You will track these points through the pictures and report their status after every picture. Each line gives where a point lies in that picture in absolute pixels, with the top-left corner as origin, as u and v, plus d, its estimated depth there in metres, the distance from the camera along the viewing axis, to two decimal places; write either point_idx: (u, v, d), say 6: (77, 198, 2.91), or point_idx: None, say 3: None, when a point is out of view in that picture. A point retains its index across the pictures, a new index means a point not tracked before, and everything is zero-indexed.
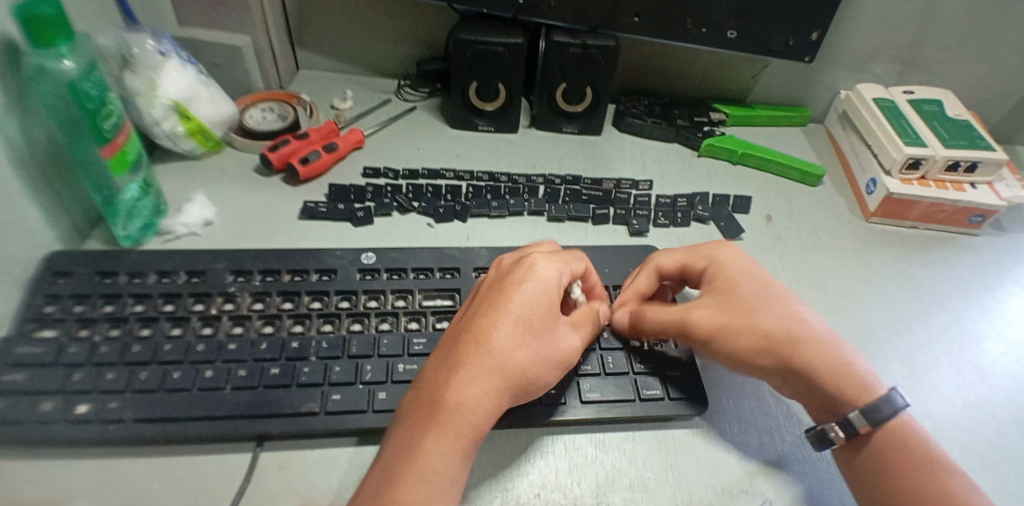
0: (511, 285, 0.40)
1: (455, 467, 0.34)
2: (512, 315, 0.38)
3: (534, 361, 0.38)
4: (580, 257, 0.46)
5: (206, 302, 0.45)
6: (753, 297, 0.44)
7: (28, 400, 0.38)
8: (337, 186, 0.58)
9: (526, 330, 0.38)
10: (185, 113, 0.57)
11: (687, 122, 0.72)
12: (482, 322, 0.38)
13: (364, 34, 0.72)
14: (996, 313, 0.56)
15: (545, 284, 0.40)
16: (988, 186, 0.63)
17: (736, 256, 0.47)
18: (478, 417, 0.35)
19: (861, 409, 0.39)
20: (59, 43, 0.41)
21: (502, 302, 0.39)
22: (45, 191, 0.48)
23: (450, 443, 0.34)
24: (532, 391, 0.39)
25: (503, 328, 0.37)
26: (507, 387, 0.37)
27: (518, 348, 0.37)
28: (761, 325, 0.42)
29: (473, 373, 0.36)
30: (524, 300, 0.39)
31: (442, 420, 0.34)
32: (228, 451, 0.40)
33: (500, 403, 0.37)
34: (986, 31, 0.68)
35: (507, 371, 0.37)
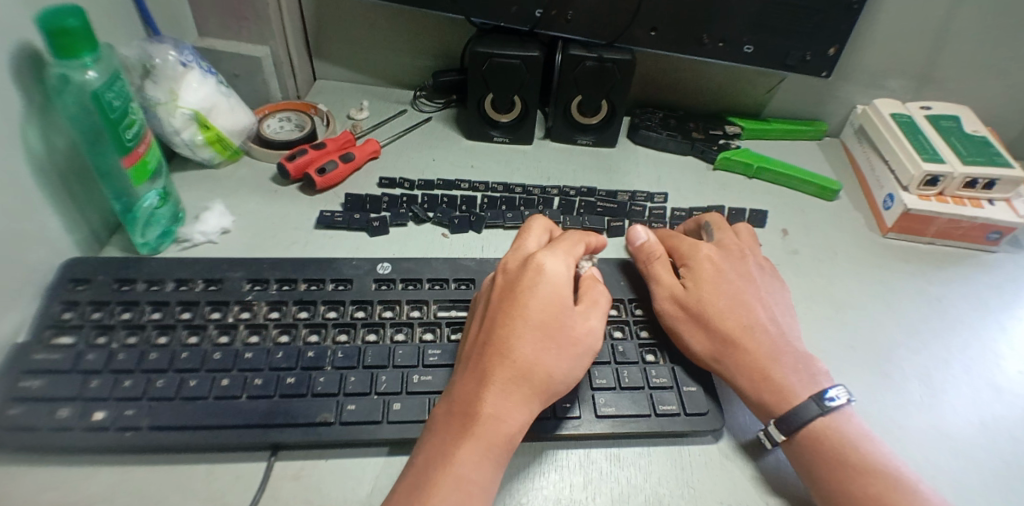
0: (524, 289, 0.39)
1: (492, 474, 0.35)
2: (531, 321, 0.38)
3: (560, 362, 0.38)
4: (580, 243, 0.44)
5: (223, 310, 0.45)
6: (715, 298, 0.46)
7: (46, 407, 0.39)
8: (352, 196, 0.59)
9: (548, 335, 0.38)
10: (205, 122, 0.58)
11: (701, 135, 0.72)
12: (503, 331, 0.38)
13: (381, 46, 0.73)
14: (1016, 331, 0.55)
15: (556, 283, 0.40)
16: (1007, 203, 0.62)
17: (708, 255, 0.49)
18: (510, 425, 0.36)
19: (779, 416, 0.41)
20: (83, 54, 0.42)
21: (519, 307, 0.39)
22: (66, 198, 0.49)
23: (484, 451, 0.35)
24: (562, 390, 0.39)
25: (524, 335, 0.38)
26: (536, 393, 0.37)
27: (539, 355, 0.37)
28: (715, 327, 0.44)
29: (499, 382, 0.36)
30: (539, 306, 0.38)
31: (474, 430, 0.35)
32: (242, 461, 0.40)
33: (531, 407, 0.37)
34: (1004, 47, 0.68)
35: (533, 378, 0.37)
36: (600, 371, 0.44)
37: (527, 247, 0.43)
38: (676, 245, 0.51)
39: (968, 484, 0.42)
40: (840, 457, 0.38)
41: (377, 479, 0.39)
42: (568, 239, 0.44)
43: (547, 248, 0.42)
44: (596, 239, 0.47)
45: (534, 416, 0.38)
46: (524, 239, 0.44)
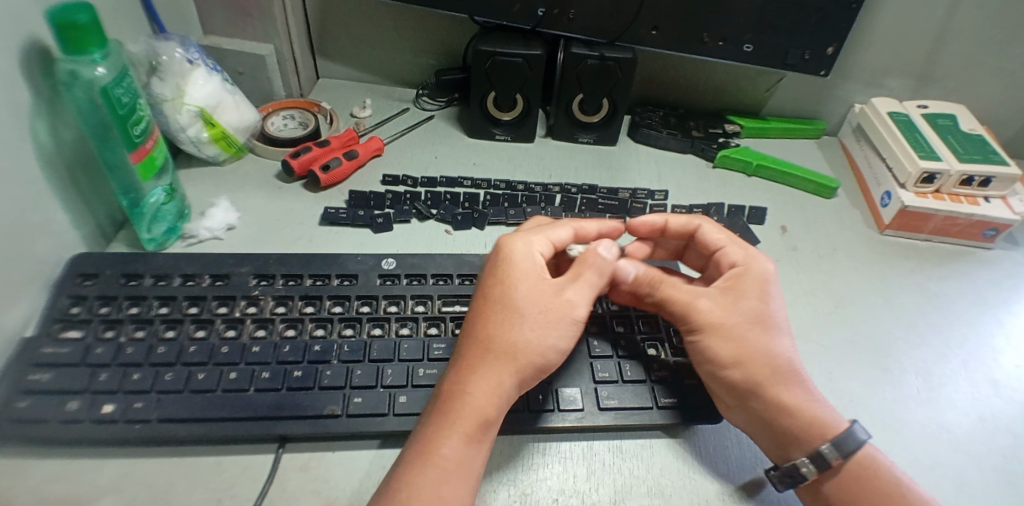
0: (489, 273, 0.42)
1: (467, 450, 0.35)
2: (492, 299, 0.40)
3: (528, 333, 0.38)
4: (568, 227, 0.47)
5: (229, 305, 0.46)
6: (768, 316, 0.43)
7: (57, 399, 0.39)
8: (356, 192, 0.59)
9: (508, 309, 0.39)
10: (210, 119, 0.58)
11: (701, 133, 0.73)
12: (472, 313, 0.40)
13: (384, 44, 0.74)
14: (1012, 326, 0.56)
15: (515, 260, 0.42)
16: (1003, 200, 0.63)
17: (770, 273, 0.45)
18: (479, 399, 0.36)
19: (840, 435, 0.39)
20: (93, 50, 0.42)
21: (485, 289, 0.41)
22: (73, 194, 0.49)
23: (455, 426, 0.35)
24: (539, 362, 0.39)
25: (487, 313, 0.40)
26: (506, 367, 0.38)
27: (500, 327, 0.39)
28: (756, 341, 0.42)
29: (467, 359, 0.38)
30: (498, 284, 0.41)
31: (446, 406, 0.36)
32: (249, 452, 0.40)
33: (505, 381, 0.37)
34: (1000, 46, 0.69)
35: (499, 352, 0.38)
36: (603, 364, 0.45)
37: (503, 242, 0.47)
38: (732, 245, 0.47)
39: (964, 476, 0.43)
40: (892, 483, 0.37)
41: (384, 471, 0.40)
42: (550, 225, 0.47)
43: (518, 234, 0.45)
44: (597, 226, 0.49)
45: (513, 391, 0.38)
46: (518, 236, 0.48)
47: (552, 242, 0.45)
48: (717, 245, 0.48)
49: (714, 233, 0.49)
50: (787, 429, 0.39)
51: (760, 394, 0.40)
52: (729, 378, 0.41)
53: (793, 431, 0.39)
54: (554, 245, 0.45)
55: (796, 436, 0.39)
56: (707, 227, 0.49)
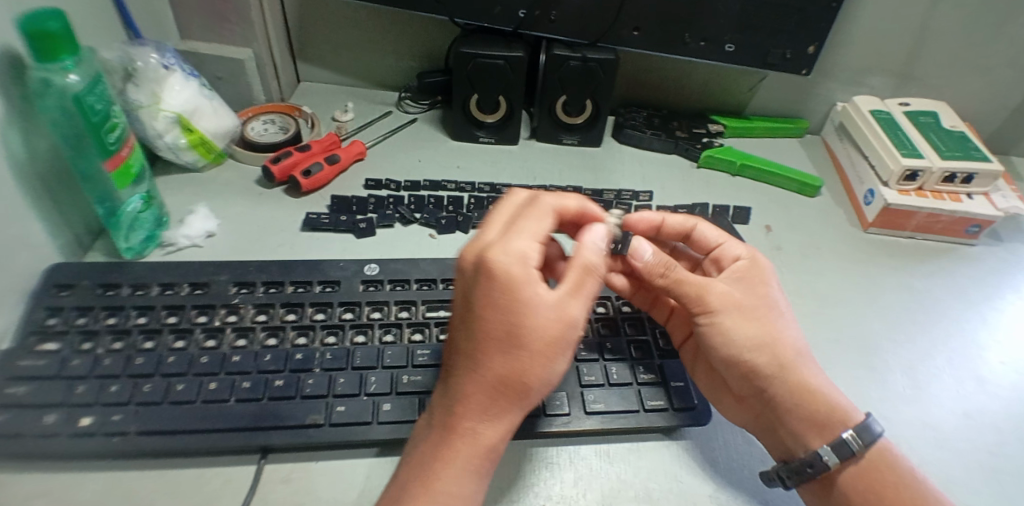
0: (481, 295, 0.36)
1: (472, 485, 0.34)
2: (494, 330, 0.35)
3: (536, 364, 0.35)
4: (548, 216, 0.41)
5: (209, 314, 0.45)
6: (780, 303, 0.44)
7: (32, 413, 0.38)
8: (339, 198, 0.59)
9: (507, 338, 0.35)
10: (188, 125, 0.57)
11: (686, 134, 0.73)
12: (469, 342, 0.36)
13: (366, 47, 0.73)
14: (995, 322, 0.56)
15: (509, 272, 0.36)
16: (985, 196, 0.63)
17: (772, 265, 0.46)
18: (487, 434, 0.35)
19: (855, 429, 0.38)
20: (64, 57, 0.41)
21: (482, 316, 0.36)
22: (47, 202, 0.48)
23: (465, 465, 0.35)
24: (542, 390, 0.37)
25: (489, 347, 0.35)
26: (511, 399, 0.36)
27: (502, 357, 0.35)
28: (773, 323, 0.43)
29: (472, 397, 0.35)
30: (493, 305, 0.35)
31: (452, 445, 0.35)
32: (230, 464, 0.39)
33: (508, 414, 0.36)
34: (979, 44, 0.69)
35: (505, 385, 0.35)
36: (589, 368, 0.45)
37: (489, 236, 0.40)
38: (731, 241, 0.48)
39: (953, 473, 0.43)
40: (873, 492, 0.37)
41: (367, 480, 0.39)
42: (531, 220, 0.41)
43: (504, 238, 0.38)
44: (579, 200, 0.45)
45: (517, 421, 0.37)
46: (486, 230, 0.41)
47: (537, 240, 0.39)
48: (715, 243, 0.48)
49: (710, 231, 0.49)
50: (809, 415, 0.39)
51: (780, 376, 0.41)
52: (746, 362, 0.41)
53: (809, 417, 0.39)
54: (540, 244, 0.39)
55: (821, 421, 0.39)
56: (703, 227, 0.50)
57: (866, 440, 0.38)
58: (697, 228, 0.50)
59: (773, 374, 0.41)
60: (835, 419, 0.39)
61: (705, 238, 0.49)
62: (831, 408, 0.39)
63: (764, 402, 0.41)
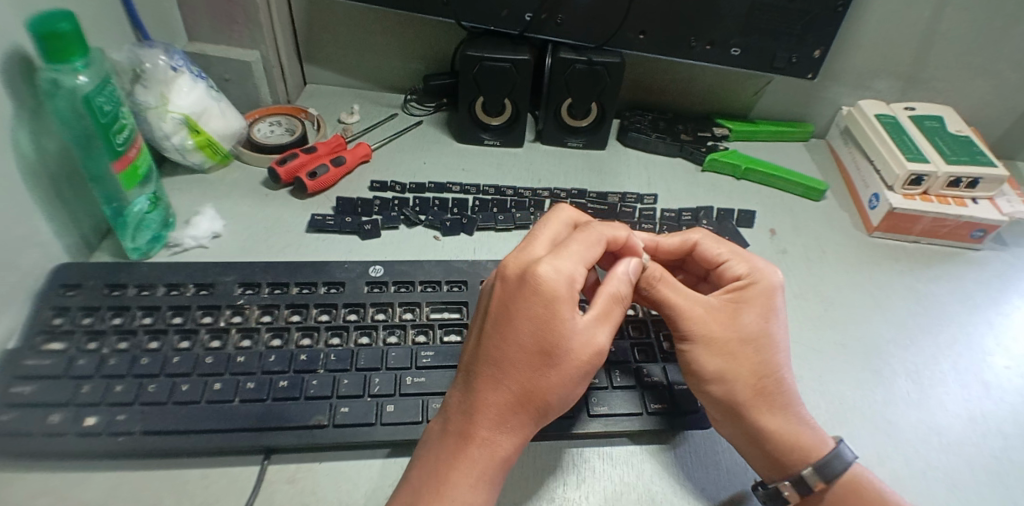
0: (523, 315, 0.35)
1: (485, 493, 0.34)
2: (528, 349, 0.35)
3: (564, 388, 0.36)
4: (600, 242, 0.40)
5: (214, 314, 0.45)
6: (771, 329, 0.42)
7: (38, 412, 0.38)
8: (344, 199, 0.59)
9: (547, 363, 0.35)
10: (195, 127, 0.58)
11: (690, 137, 0.73)
12: (503, 356, 0.35)
13: (372, 49, 0.74)
14: (1001, 327, 0.56)
15: (557, 299, 0.35)
16: (990, 201, 0.63)
17: (777, 285, 0.44)
18: (504, 445, 0.36)
19: (814, 465, 0.38)
20: (74, 58, 0.42)
21: (519, 336, 0.35)
22: (55, 203, 0.48)
23: (479, 474, 0.35)
24: (561, 408, 0.38)
25: (522, 366, 0.35)
26: (533, 417, 0.36)
27: (537, 382, 0.35)
28: (761, 352, 0.41)
29: (497, 411, 0.35)
30: (532, 329, 0.35)
31: (471, 454, 0.35)
32: (234, 464, 0.39)
33: (528, 428, 0.36)
34: (985, 48, 0.69)
35: (531, 404, 0.35)
36: None
37: (530, 252, 0.39)
38: (736, 258, 0.46)
39: (958, 480, 0.43)
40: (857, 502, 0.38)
41: (371, 481, 0.39)
42: (580, 242, 0.39)
43: (551, 255, 0.37)
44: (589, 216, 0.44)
45: (531, 435, 0.37)
46: (531, 245, 0.40)
47: (587, 265, 0.38)
48: (719, 259, 0.46)
49: (715, 246, 0.47)
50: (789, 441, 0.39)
51: (763, 404, 0.40)
52: (710, 392, 0.41)
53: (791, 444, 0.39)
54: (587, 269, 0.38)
55: (780, 458, 0.39)
56: (707, 243, 0.47)
57: (824, 477, 0.38)
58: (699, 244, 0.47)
59: (739, 404, 0.40)
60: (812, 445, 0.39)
61: (708, 254, 0.47)
62: (794, 445, 0.39)
63: (743, 429, 0.40)
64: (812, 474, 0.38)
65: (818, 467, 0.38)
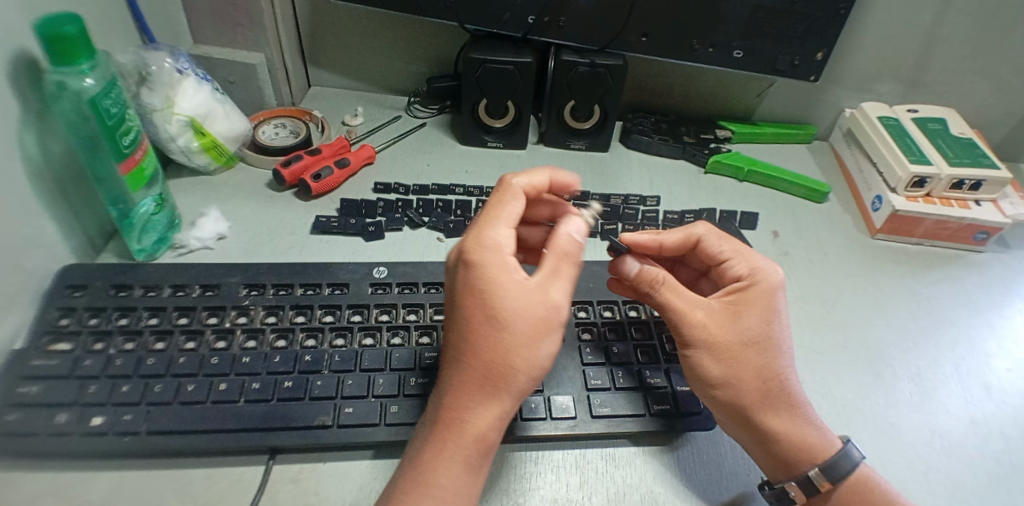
0: (466, 286, 0.36)
1: (465, 477, 0.34)
2: (473, 319, 0.36)
3: (517, 350, 0.35)
4: (515, 195, 0.42)
5: (220, 315, 0.45)
6: (775, 333, 0.42)
7: (45, 412, 0.39)
8: (348, 201, 0.59)
9: (493, 326, 0.35)
10: (200, 129, 0.58)
11: (693, 139, 0.73)
12: (456, 328, 0.36)
13: (376, 52, 0.74)
14: (1003, 330, 0.56)
15: (486, 265, 0.36)
16: (993, 204, 0.63)
17: (778, 284, 0.43)
18: (477, 425, 0.35)
19: (820, 467, 0.39)
20: (81, 61, 0.42)
21: (466, 305, 0.36)
22: (61, 204, 0.49)
23: (453, 456, 0.34)
24: (532, 376, 0.36)
25: (470, 335, 0.35)
26: (500, 389, 0.35)
27: (489, 346, 0.35)
28: (765, 357, 0.41)
29: (459, 387, 0.35)
30: (474, 297, 0.36)
31: (443, 435, 0.35)
32: (239, 464, 0.40)
33: (500, 404, 0.35)
34: (988, 50, 0.69)
35: (491, 374, 0.35)
36: (596, 372, 0.45)
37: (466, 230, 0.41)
38: (738, 257, 0.46)
39: (961, 483, 0.43)
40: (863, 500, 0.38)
41: (374, 482, 0.39)
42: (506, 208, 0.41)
43: (482, 229, 0.39)
44: (546, 174, 0.45)
45: (509, 412, 0.36)
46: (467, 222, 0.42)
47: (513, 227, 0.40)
48: (720, 258, 0.46)
49: (716, 245, 0.47)
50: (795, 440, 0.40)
51: (768, 406, 0.40)
52: (716, 395, 0.41)
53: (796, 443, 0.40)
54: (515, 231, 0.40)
55: (788, 459, 0.39)
56: (708, 240, 0.47)
57: (830, 478, 0.38)
58: (701, 241, 0.47)
59: (745, 407, 0.40)
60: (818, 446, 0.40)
61: (709, 251, 0.47)
62: (801, 447, 0.40)
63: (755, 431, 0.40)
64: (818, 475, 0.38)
65: (824, 468, 0.38)
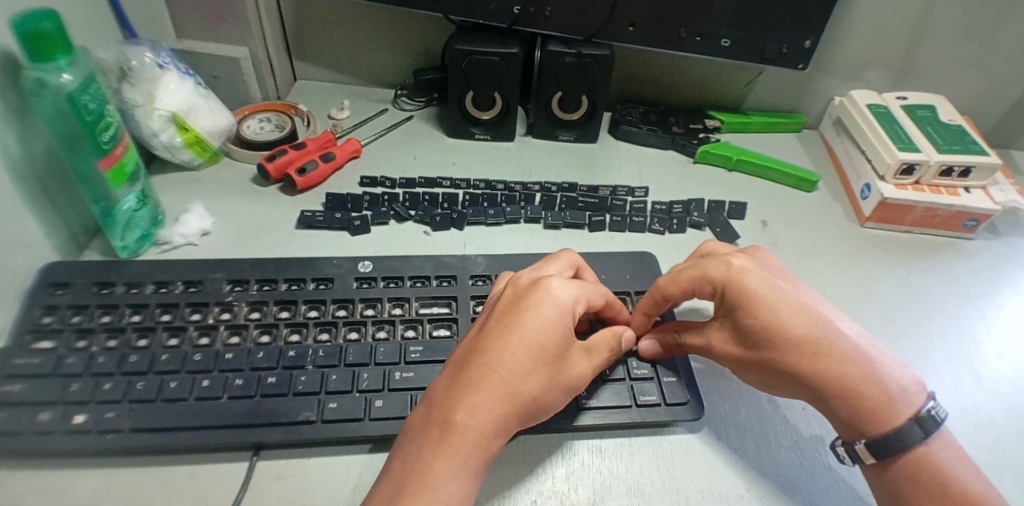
0: (531, 311, 0.38)
1: (465, 485, 0.33)
2: (531, 346, 0.36)
3: (551, 389, 0.37)
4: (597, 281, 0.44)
5: (203, 312, 0.45)
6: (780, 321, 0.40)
7: (28, 411, 0.38)
8: (333, 195, 0.59)
9: (543, 359, 0.37)
10: (183, 124, 0.58)
11: (682, 129, 0.73)
12: (502, 343, 0.36)
13: (362, 45, 0.73)
14: (993, 318, 0.56)
15: (560, 307, 0.38)
16: (983, 190, 0.63)
17: (744, 273, 0.42)
18: (488, 437, 0.35)
19: (869, 441, 0.38)
20: (59, 56, 0.41)
21: (524, 329, 0.37)
22: (43, 201, 0.48)
23: (462, 464, 0.33)
24: (541, 415, 0.38)
25: (520, 355, 0.36)
26: (516, 415, 0.36)
27: (530, 372, 0.36)
28: (787, 354, 0.40)
29: (487, 396, 0.35)
30: (538, 325, 0.37)
31: (451, 438, 0.34)
32: (224, 461, 0.39)
33: (509, 428, 0.36)
34: (979, 36, 0.69)
35: (516, 397, 0.36)
36: None
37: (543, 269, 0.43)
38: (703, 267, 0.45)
39: None
40: (917, 472, 0.37)
41: (360, 477, 0.39)
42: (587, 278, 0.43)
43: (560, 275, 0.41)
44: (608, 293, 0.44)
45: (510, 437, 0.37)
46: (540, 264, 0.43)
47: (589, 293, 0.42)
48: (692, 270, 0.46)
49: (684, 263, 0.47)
50: (866, 407, 0.38)
51: (826, 393, 0.39)
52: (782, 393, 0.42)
53: (868, 412, 0.38)
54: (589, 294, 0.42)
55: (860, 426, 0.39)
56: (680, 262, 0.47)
57: (876, 452, 0.37)
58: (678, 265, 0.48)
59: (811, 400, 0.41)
60: (881, 417, 0.38)
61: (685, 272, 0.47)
62: (876, 413, 0.38)
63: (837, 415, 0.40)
64: (863, 449, 0.38)
65: (870, 443, 0.38)
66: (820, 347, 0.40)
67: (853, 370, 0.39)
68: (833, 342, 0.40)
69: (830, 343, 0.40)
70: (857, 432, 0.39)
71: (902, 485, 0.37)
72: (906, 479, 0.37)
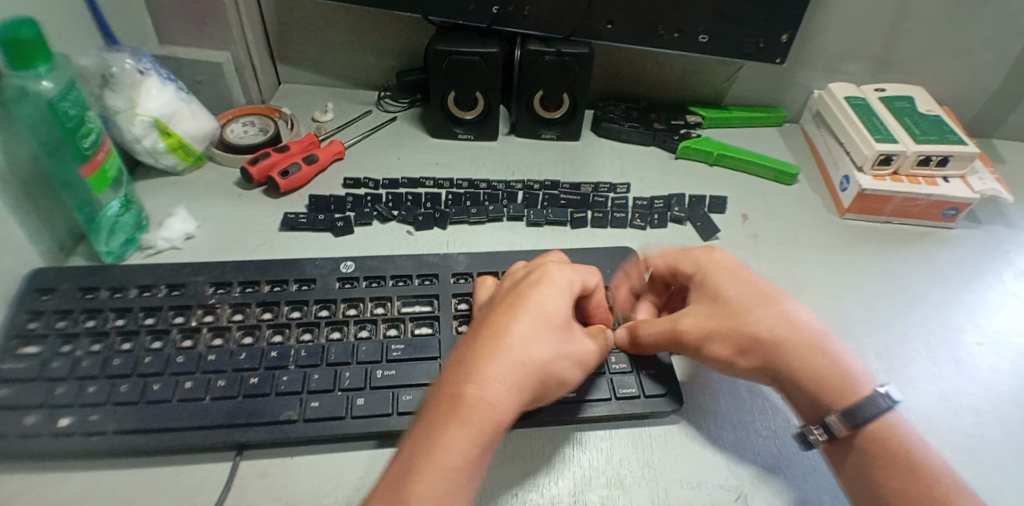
0: (535, 289, 0.38)
1: (478, 457, 0.32)
2: (537, 318, 0.37)
3: (560, 363, 0.37)
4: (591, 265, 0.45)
5: (186, 314, 0.46)
6: (758, 299, 0.43)
7: (13, 415, 0.39)
8: (316, 197, 0.59)
9: (549, 332, 0.37)
10: (166, 129, 0.58)
11: (664, 125, 0.73)
12: (509, 318, 0.37)
13: (344, 48, 0.74)
14: (972, 305, 0.57)
15: (559, 285, 0.40)
16: (962, 180, 0.63)
17: (725, 259, 0.46)
18: (501, 410, 0.33)
19: (840, 413, 0.38)
20: (38, 64, 0.42)
21: (529, 305, 0.37)
22: (27, 208, 0.49)
23: (477, 435, 0.32)
24: (549, 394, 0.38)
25: (528, 327, 0.36)
26: (530, 388, 0.35)
27: (540, 344, 0.36)
28: (758, 326, 0.42)
29: (499, 367, 0.34)
30: (543, 299, 0.38)
31: (463, 412, 0.32)
32: (208, 460, 0.40)
33: (523, 400, 0.35)
34: (955, 27, 0.70)
35: (529, 366, 0.35)
36: None
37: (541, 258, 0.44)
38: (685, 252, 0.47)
39: None
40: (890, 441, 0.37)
41: (343, 474, 0.40)
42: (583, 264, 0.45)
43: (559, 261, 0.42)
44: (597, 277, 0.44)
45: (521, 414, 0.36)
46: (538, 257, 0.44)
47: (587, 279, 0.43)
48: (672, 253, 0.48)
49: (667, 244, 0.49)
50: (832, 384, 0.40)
51: (793, 365, 0.40)
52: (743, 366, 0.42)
53: (831, 386, 0.40)
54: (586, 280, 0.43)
55: (822, 400, 0.40)
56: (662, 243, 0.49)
57: (850, 423, 0.38)
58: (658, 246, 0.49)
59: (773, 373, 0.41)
60: (847, 389, 0.39)
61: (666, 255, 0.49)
62: (835, 392, 0.39)
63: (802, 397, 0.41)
64: (836, 420, 0.38)
65: (843, 413, 0.38)
66: (789, 325, 0.42)
67: (824, 354, 0.41)
68: (802, 328, 0.42)
69: (800, 325, 0.42)
70: (827, 406, 0.39)
71: (875, 456, 0.37)
72: (877, 451, 0.37)
